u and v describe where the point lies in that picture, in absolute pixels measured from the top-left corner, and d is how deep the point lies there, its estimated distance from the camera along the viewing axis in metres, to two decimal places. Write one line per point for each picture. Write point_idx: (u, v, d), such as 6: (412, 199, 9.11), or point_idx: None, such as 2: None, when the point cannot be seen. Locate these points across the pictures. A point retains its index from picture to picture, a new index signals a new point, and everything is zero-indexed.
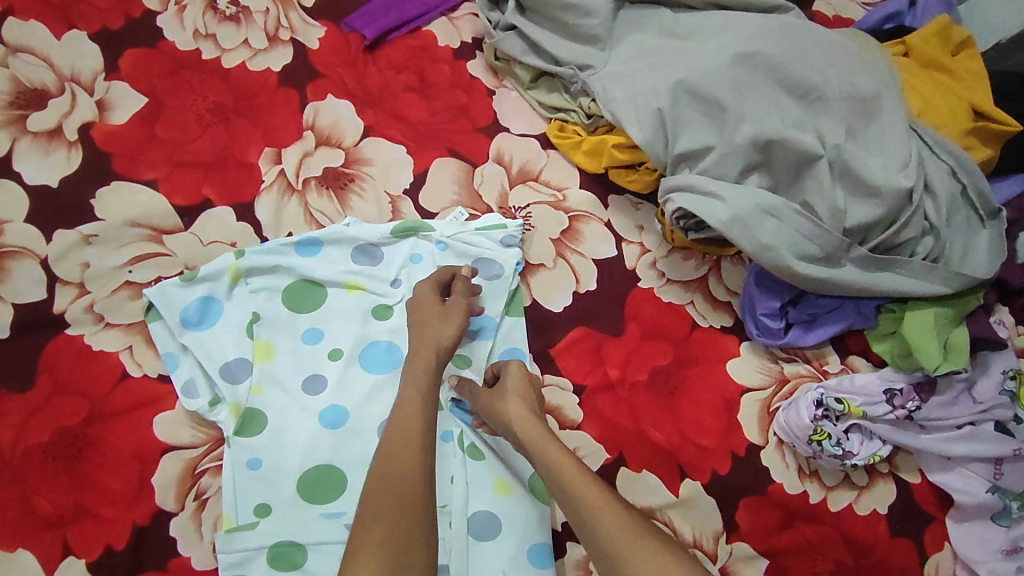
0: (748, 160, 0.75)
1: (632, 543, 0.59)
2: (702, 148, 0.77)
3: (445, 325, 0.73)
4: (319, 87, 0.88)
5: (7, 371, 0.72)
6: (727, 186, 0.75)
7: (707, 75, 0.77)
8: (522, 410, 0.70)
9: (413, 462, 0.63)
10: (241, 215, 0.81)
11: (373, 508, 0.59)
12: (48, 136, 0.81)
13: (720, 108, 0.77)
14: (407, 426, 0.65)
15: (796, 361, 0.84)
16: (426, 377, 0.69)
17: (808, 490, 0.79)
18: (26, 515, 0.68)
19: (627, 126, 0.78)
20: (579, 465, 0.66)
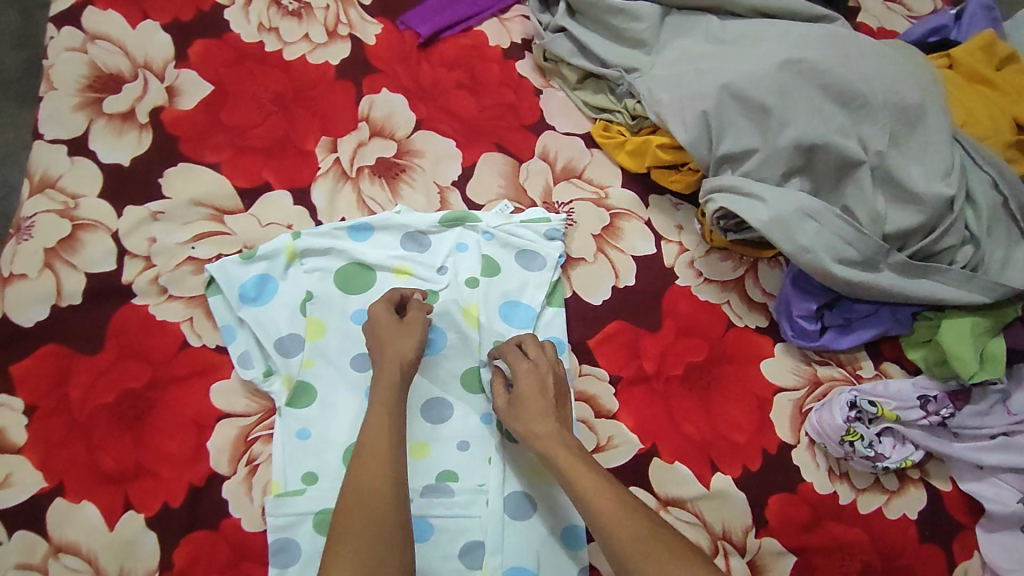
0: (790, 163, 0.77)
1: (640, 550, 0.61)
2: (745, 151, 0.79)
3: (407, 339, 0.73)
4: (375, 81, 0.91)
5: (80, 334, 0.77)
6: (769, 189, 0.77)
7: (755, 81, 0.79)
8: (537, 411, 0.71)
9: (382, 471, 0.64)
10: (298, 199, 0.85)
11: (348, 520, 0.61)
12: (121, 118, 0.85)
13: (765, 112, 0.78)
14: (375, 436, 0.66)
15: (830, 364, 0.85)
16: (391, 388, 0.70)
17: (838, 491, 0.81)
18: (91, 469, 0.72)
19: (672, 127, 0.81)
20: (592, 466, 0.67)
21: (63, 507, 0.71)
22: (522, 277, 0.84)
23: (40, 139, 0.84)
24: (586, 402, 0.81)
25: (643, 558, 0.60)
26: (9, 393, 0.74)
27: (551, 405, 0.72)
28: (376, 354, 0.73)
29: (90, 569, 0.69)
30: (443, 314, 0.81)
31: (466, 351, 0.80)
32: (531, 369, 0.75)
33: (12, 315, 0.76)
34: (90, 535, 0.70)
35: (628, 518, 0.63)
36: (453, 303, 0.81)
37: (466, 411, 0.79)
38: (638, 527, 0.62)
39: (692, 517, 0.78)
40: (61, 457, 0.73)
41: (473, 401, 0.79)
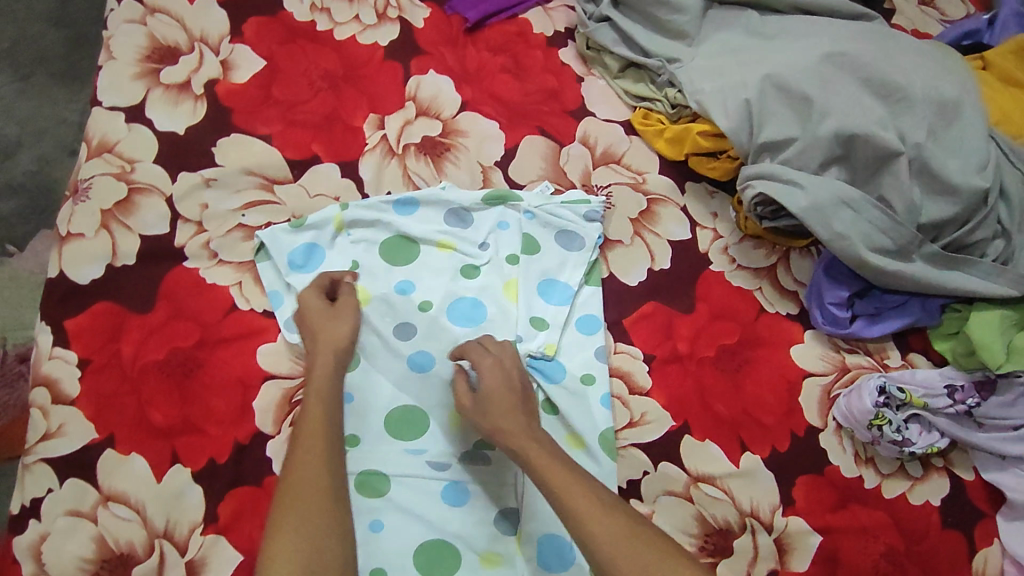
0: (828, 153, 0.79)
1: (619, 546, 0.58)
2: (785, 140, 0.81)
3: (339, 324, 0.74)
4: (423, 62, 0.93)
5: (132, 294, 0.79)
6: (808, 177, 0.79)
7: (797, 71, 0.81)
8: (508, 405, 0.70)
9: (321, 471, 0.62)
10: (345, 172, 0.87)
11: (284, 518, 0.59)
12: (178, 89, 0.88)
13: (806, 102, 0.81)
14: (312, 434, 0.65)
15: (858, 353, 0.87)
16: (326, 384, 0.69)
17: (864, 475, 0.82)
18: (141, 424, 0.75)
19: (714, 115, 0.83)
20: (563, 461, 0.65)
21: (114, 458, 0.73)
22: (560, 256, 0.86)
23: (98, 106, 0.86)
24: (620, 378, 0.83)
25: (621, 554, 0.57)
26: (64, 347, 0.76)
27: (517, 398, 0.71)
28: (309, 342, 0.74)
29: (139, 518, 0.72)
30: (485, 288, 0.84)
31: (504, 324, 0.82)
32: (493, 364, 0.74)
33: (69, 273, 0.79)
34: (138, 486, 0.73)
35: (604, 513, 0.60)
36: (495, 279, 0.84)
37: None
38: (615, 523, 0.59)
39: (720, 493, 0.80)
40: (112, 411, 0.75)
41: None
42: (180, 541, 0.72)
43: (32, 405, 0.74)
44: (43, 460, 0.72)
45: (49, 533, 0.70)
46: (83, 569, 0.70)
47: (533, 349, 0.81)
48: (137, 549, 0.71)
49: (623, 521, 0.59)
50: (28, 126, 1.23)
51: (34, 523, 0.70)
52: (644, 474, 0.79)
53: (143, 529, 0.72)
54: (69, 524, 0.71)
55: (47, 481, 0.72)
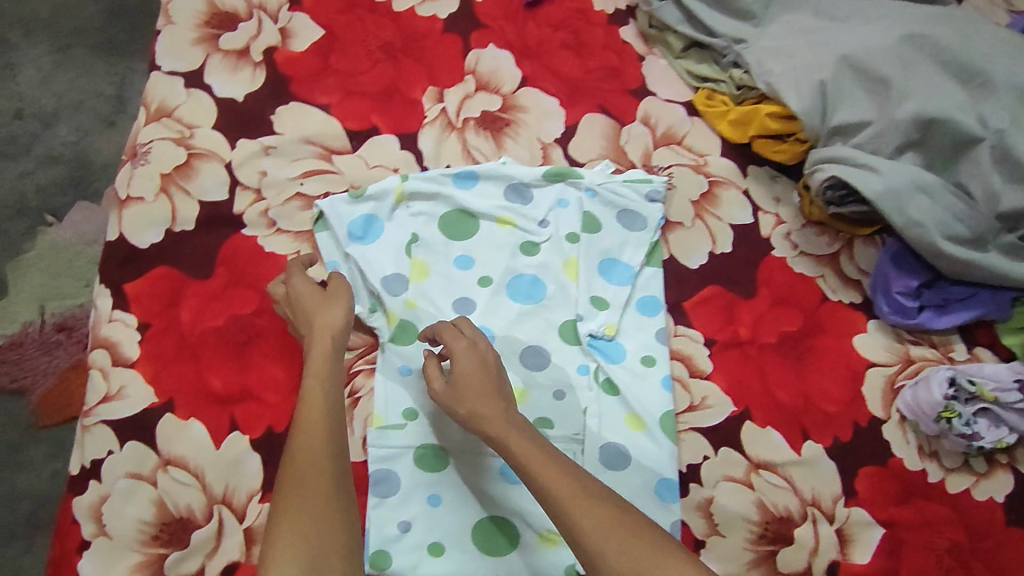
0: (905, 136, 0.78)
1: (612, 542, 0.56)
2: (860, 123, 0.80)
3: (333, 308, 0.71)
4: (483, 36, 0.91)
5: (192, 260, 0.78)
6: (883, 161, 0.78)
7: (876, 53, 0.80)
8: (484, 395, 0.67)
9: (321, 460, 0.62)
10: (405, 144, 0.85)
11: (284, 507, 0.59)
12: (237, 55, 0.87)
13: (884, 84, 0.80)
14: (312, 422, 0.64)
15: (922, 344, 0.85)
16: (325, 366, 0.67)
17: (927, 469, 0.81)
18: (199, 389, 0.74)
19: (785, 95, 0.83)
20: (550, 454, 0.63)
21: (173, 423, 0.73)
22: (622, 236, 0.84)
23: (158, 70, 0.85)
24: (681, 361, 0.82)
25: (611, 550, 0.56)
26: (124, 310, 0.76)
27: (494, 384, 0.68)
28: (301, 329, 0.71)
29: (198, 483, 0.72)
30: (545, 266, 0.83)
31: (564, 303, 0.82)
32: (469, 349, 0.70)
33: (129, 236, 0.78)
34: (196, 451, 0.72)
35: (593, 507, 0.58)
36: (554, 256, 0.83)
37: (564, 361, 0.80)
38: (604, 519, 0.57)
39: (781, 481, 0.79)
40: (170, 376, 0.74)
41: (570, 351, 0.80)
42: (238, 508, 0.71)
43: (92, 367, 0.74)
44: (104, 422, 0.72)
45: (109, 495, 0.70)
46: (143, 532, 0.70)
47: (594, 328, 0.81)
48: (196, 514, 0.71)
49: (612, 515, 0.58)
50: (65, 99, 1.22)
51: (95, 484, 0.71)
52: (705, 458, 0.79)
53: (202, 494, 0.71)
54: (128, 486, 0.71)
55: (107, 443, 0.72)
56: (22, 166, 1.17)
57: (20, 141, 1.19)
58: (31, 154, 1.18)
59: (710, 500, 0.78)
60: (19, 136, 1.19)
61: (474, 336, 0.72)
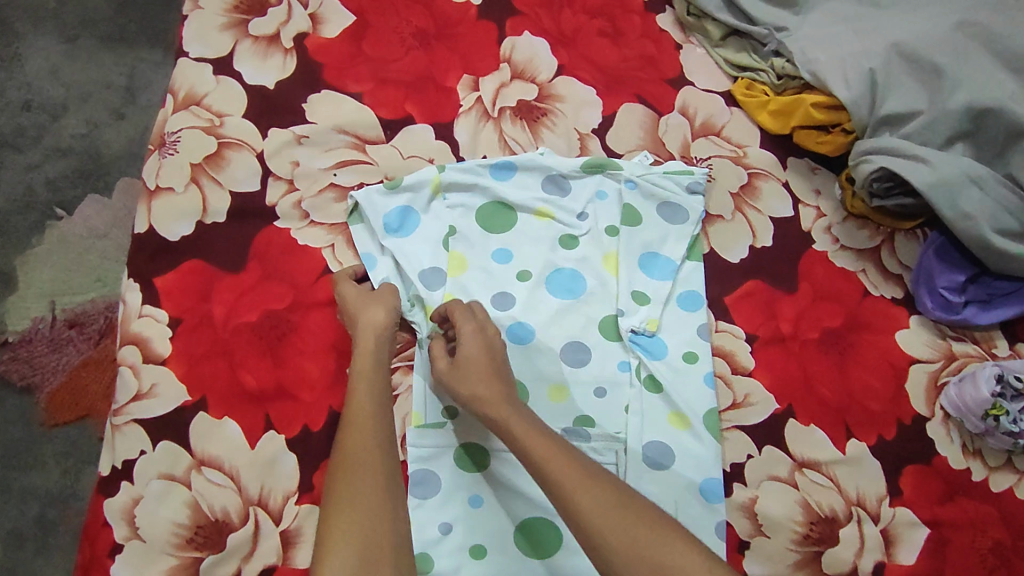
0: (957, 127, 0.77)
1: (618, 530, 0.56)
2: (909, 112, 0.79)
3: (376, 307, 0.71)
4: (518, 23, 0.90)
5: (224, 253, 0.76)
6: (934, 152, 0.77)
7: (924, 40, 0.79)
8: (484, 380, 0.67)
9: (370, 454, 0.61)
10: (440, 134, 0.84)
11: (338, 497, 0.59)
12: (267, 41, 0.85)
13: (937, 74, 0.78)
14: (358, 419, 0.63)
15: (965, 340, 0.84)
16: (370, 366, 0.67)
17: (971, 467, 0.79)
18: (233, 386, 0.72)
19: (834, 83, 0.81)
20: (548, 437, 0.63)
21: (208, 422, 0.71)
22: (662, 229, 0.83)
23: (185, 57, 0.83)
24: (723, 357, 0.80)
25: (620, 541, 0.56)
26: (154, 305, 0.74)
27: (496, 369, 0.68)
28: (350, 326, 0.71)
29: (234, 484, 0.69)
30: (584, 260, 0.81)
31: (604, 298, 0.80)
32: (475, 331, 0.70)
33: (159, 229, 0.76)
34: (232, 452, 0.70)
35: (601, 495, 0.58)
36: (594, 250, 0.81)
37: (604, 357, 0.78)
38: (612, 508, 0.58)
39: (826, 480, 0.77)
40: (203, 372, 0.72)
41: (611, 348, 0.78)
42: (274, 510, 0.69)
43: (122, 364, 0.72)
44: (135, 421, 0.70)
45: (141, 497, 0.68)
46: (176, 535, 0.67)
47: (635, 324, 0.78)
48: (232, 517, 0.68)
49: (625, 508, 0.58)
50: (73, 89, 1.19)
51: (127, 485, 0.68)
52: (750, 457, 0.77)
53: (237, 496, 0.69)
54: (161, 488, 0.68)
55: (139, 443, 0.69)
56: (30, 157, 1.14)
57: (28, 133, 1.15)
58: (39, 146, 1.15)
59: (754, 499, 0.76)
60: (27, 127, 1.16)
61: (481, 321, 0.72)
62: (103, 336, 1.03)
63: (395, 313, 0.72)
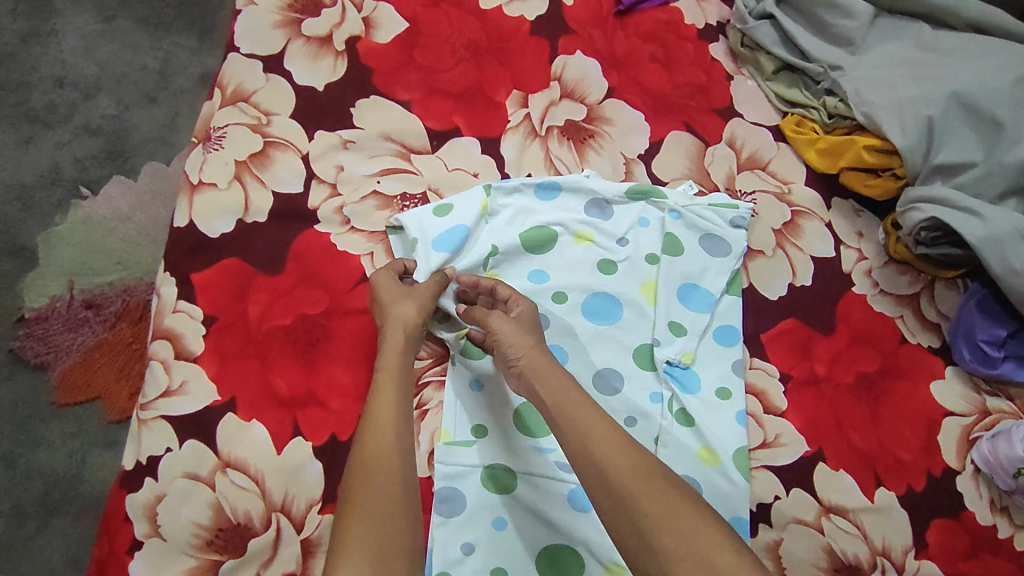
0: (1009, 182, 0.80)
1: (670, 524, 0.54)
2: (965, 163, 0.81)
3: (410, 302, 0.70)
4: (571, 42, 0.91)
5: (264, 252, 0.76)
6: (988, 206, 0.79)
7: (985, 90, 0.82)
8: (524, 332, 0.69)
9: (393, 452, 0.59)
10: (486, 149, 0.83)
11: (358, 493, 0.56)
12: (319, 42, 0.85)
13: (996, 126, 0.81)
14: (382, 418, 0.61)
15: (999, 396, 0.80)
16: (397, 362, 0.66)
17: (997, 524, 0.75)
18: (263, 388, 0.71)
19: (889, 129, 0.83)
20: (609, 421, 0.62)
21: (235, 424, 0.69)
22: (703, 261, 0.82)
23: (236, 52, 0.84)
24: (756, 396, 0.78)
25: (674, 544, 0.53)
26: (189, 301, 0.73)
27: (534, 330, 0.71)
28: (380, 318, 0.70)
29: (257, 489, 0.68)
30: (624, 286, 0.80)
31: (641, 326, 0.79)
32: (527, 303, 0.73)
33: (199, 224, 0.76)
34: (258, 455, 0.69)
35: (652, 485, 0.56)
36: (633, 276, 0.81)
37: (638, 386, 0.76)
38: (665, 497, 0.55)
39: (853, 527, 0.73)
40: (234, 372, 0.71)
41: (644, 377, 0.77)
42: (297, 518, 0.67)
43: (153, 358, 0.71)
44: (163, 417, 0.69)
45: (164, 495, 0.67)
46: (197, 536, 0.66)
47: (671, 355, 0.77)
48: (254, 522, 0.67)
49: (675, 499, 0.55)
50: (108, 69, 1.18)
51: (150, 482, 0.67)
52: (777, 498, 0.74)
53: (261, 501, 0.67)
54: (185, 487, 0.67)
55: (165, 440, 0.68)
56: (59, 135, 1.13)
57: (58, 110, 1.15)
58: (69, 124, 1.14)
59: (779, 542, 0.72)
60: (58, 104, 1.15)
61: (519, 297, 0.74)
62: (118, 319, 1.02)
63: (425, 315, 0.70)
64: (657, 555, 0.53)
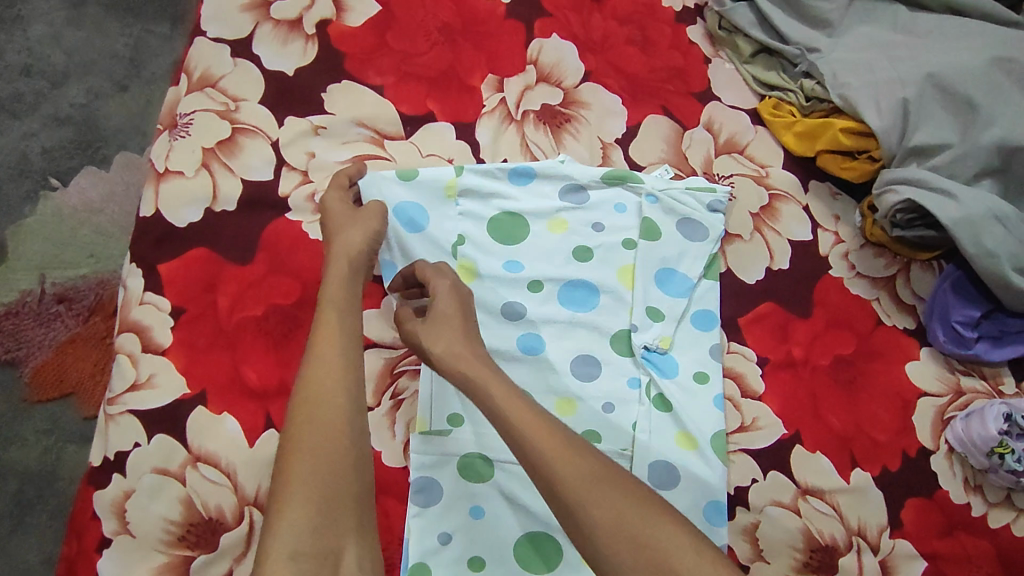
0: (987, 162, 0.80)
1: (627, 533, 0.52)
2: (941, 144, 0.81)
3: (354, 230, 0.69)
4: (546, 24, 0.89)
5: (233, 242, 0.74)
6: (962, 188, 0.79)
7: (960, 72, 0.82)
8: (462, 341, 0.65)
9: (338, 390, 0.58)
10: (461, 134, 0.82)
11: (301, 435, 0.55)
12: (288, 26, 0.83)
13: (971, 107, 0.81)
14: (326, 351, 0.59)
15: (973, 375, 0.81)
16: (342, 293, 0.64)
17: (970, 503, 0.75)
18: (234, 380, 0.70)
19: (865, 112, 0.83)
20: (552, 428, 0.58)
21: (206, 418, 0.68)
22: (681, 246, 0.82)
23: (202, 36, 0.82)
24: (733, 380, 0.78)
25: (631, 552, 0.51)
26: (157, 293, 0.72)
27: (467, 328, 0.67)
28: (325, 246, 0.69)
29: (229, 483, 0.67)
30: (603, 271, 0.79)
31: (618, 311, 0.78)
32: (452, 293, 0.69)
33: (166, 214, 0.74)
34: (230, 448, 0.67)
35: (607, 496, 0.53)
36: (611, 262, 0.80)
37: (614, 372, 0.76)
38: (616, 504, 0.53)
39: (828, 508, 0.74)
40: (203, 365, 0.70)
41: (622, 363, 0.76)
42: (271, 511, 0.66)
43: (120, 352, 0.69)
44: (132, 412, 0.67)
45: (134, 491, 0.65)
46: (168, 532, 0.65)
47: (648, 340, 0.77)
48: (226, 516, 0.66)
49: (632, 507, 0.53)
50: (76, 57, 1.15)
51: (119, 478, 0.66)
52: (754, 481, 0.74)
53: (233, 495, 0.66)
54: (155, 482, 0.66)
55: (134, 435, 0.67)
56: (26, 125, 1.10)
57: (25, 99, 1.11)
58: (36, 113, 1.11)
59: (756, 524, 0.73)
60: (24, 93, 1.12)
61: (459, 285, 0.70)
62: (92, 313, 0.99)
63: (370, 240, 0.69)
64: (612, 563, 0.51)
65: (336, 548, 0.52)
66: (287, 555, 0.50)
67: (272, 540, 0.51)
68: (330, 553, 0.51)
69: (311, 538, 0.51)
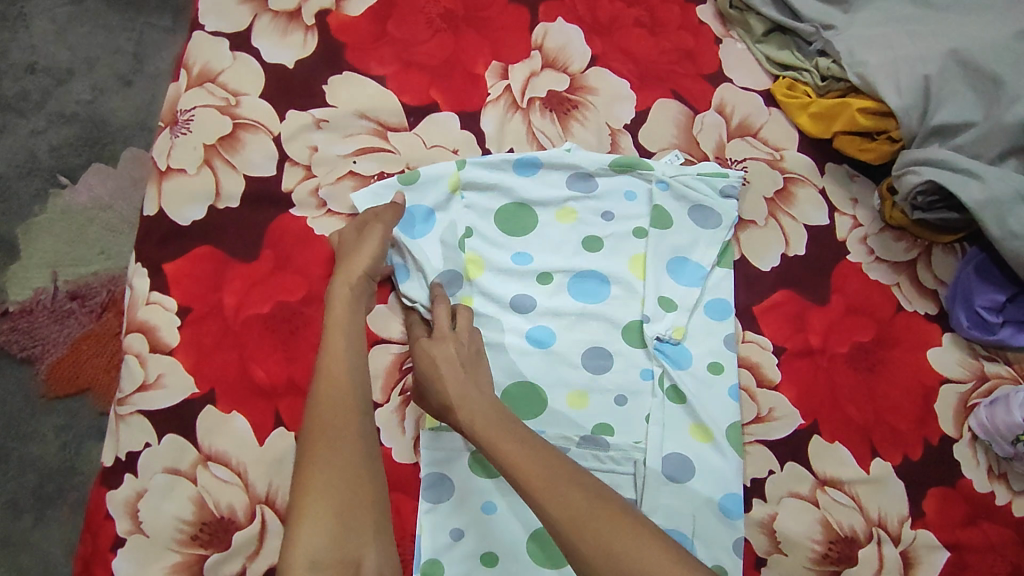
0: (1012, 141, 0.77)
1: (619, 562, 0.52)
2: (962, 123, 0.78)
3: (363, 253, 0.69)
4: (552, 8, 0.87)
5: (237, 238, 0.74)
6: (988, 168, 0.76)
7: (984, 46, 0.79)
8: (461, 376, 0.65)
9: (349, 405, 0.60)
10: (465, 124, 0.80)
11: (316, 451, 0.57)
12: (288, 17, 0.82)
13: (996, 84, 0.78)
14: (335, 370, 0.61)
15: (997, 361, 0.78)
16: (346, 312, 0.66)
17: (995, 491, 0.73)
18: (242, 379, 0.69)
19: (884, 90, 0.80)
20: (550, 457, 0.58)
21: (215, 417, 0.68)
22: (692, 233, 0.80)
23: (201, 30, 0.81)
24: (749, 370, 0.76)
25: None
26: (162, 293, 0.71)
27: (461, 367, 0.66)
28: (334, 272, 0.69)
29: (239, 482, 0.66)
30: (613, 261, 0.78)
31: (629, 302, 0.77)
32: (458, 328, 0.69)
33: (170, 212, 0.74)
34: (239, 447, 0.67)
35: (600, 527, 0.53)
36: (621, 251, 0.78)
37: (627, 364, 0.75)
38: (609, 537, 0.53)
39: (848, 499, 0.72)
40: (211, 364, 0.69)
41: (634, 354, 0.75)
42: (281, 510, 0.66)
43: (128, 352, 0.69)
44: (141, 412, 0.67)
45: (145, 491, 0.65)
46: (180, 531, 0.65)
47: (661, 331, 0.75)
48: (237, 516, 0.65)
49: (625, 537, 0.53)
50: (80, 53, 1.14)
51: (130, 479, 0.66)
52: (771, 473, 0.73)
53: (244, 494, 0.66)
54: (166, 482, 0.66)
55: (144, 435, 0.67)
56: (33, 123, 1.10)
57: (31, 97, 1.11)
58: (43, 112, 1.10)
59: (773, 516, 0.71)
60: (31, 91, 1.11)
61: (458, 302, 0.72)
62: (105, 310, 0.99)
63: (378, 263, 0.70)
64: None
65: (356, 555, 0.54)
66: (308, 564, 0.53)
67: (292, 550, 0.53)
68: (349, 561, 0.54)
69: (331, 548, 0.54)
